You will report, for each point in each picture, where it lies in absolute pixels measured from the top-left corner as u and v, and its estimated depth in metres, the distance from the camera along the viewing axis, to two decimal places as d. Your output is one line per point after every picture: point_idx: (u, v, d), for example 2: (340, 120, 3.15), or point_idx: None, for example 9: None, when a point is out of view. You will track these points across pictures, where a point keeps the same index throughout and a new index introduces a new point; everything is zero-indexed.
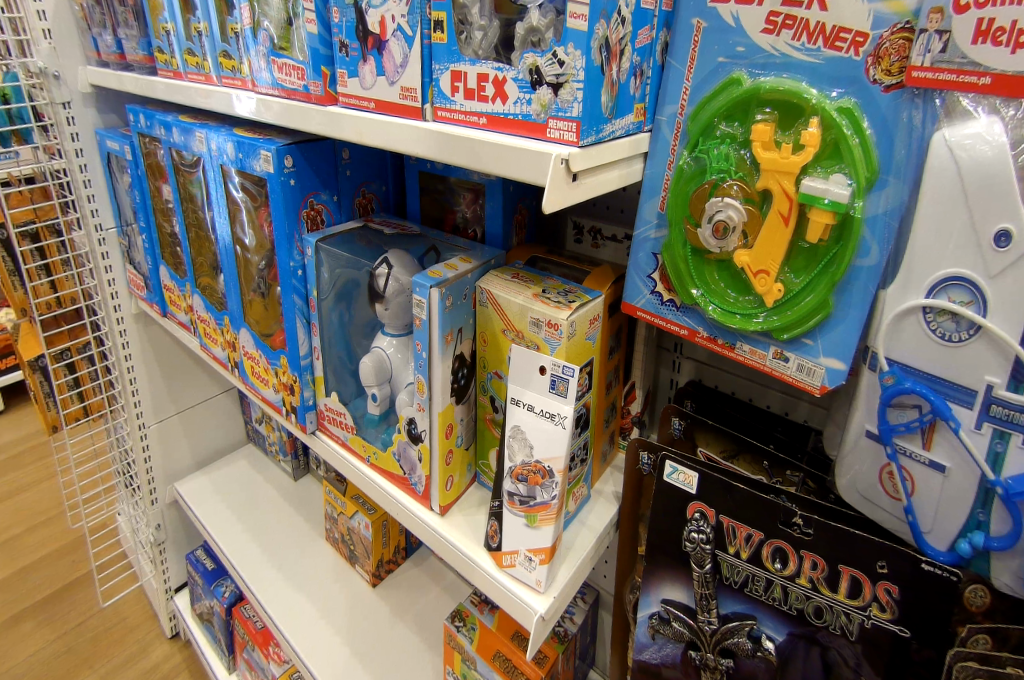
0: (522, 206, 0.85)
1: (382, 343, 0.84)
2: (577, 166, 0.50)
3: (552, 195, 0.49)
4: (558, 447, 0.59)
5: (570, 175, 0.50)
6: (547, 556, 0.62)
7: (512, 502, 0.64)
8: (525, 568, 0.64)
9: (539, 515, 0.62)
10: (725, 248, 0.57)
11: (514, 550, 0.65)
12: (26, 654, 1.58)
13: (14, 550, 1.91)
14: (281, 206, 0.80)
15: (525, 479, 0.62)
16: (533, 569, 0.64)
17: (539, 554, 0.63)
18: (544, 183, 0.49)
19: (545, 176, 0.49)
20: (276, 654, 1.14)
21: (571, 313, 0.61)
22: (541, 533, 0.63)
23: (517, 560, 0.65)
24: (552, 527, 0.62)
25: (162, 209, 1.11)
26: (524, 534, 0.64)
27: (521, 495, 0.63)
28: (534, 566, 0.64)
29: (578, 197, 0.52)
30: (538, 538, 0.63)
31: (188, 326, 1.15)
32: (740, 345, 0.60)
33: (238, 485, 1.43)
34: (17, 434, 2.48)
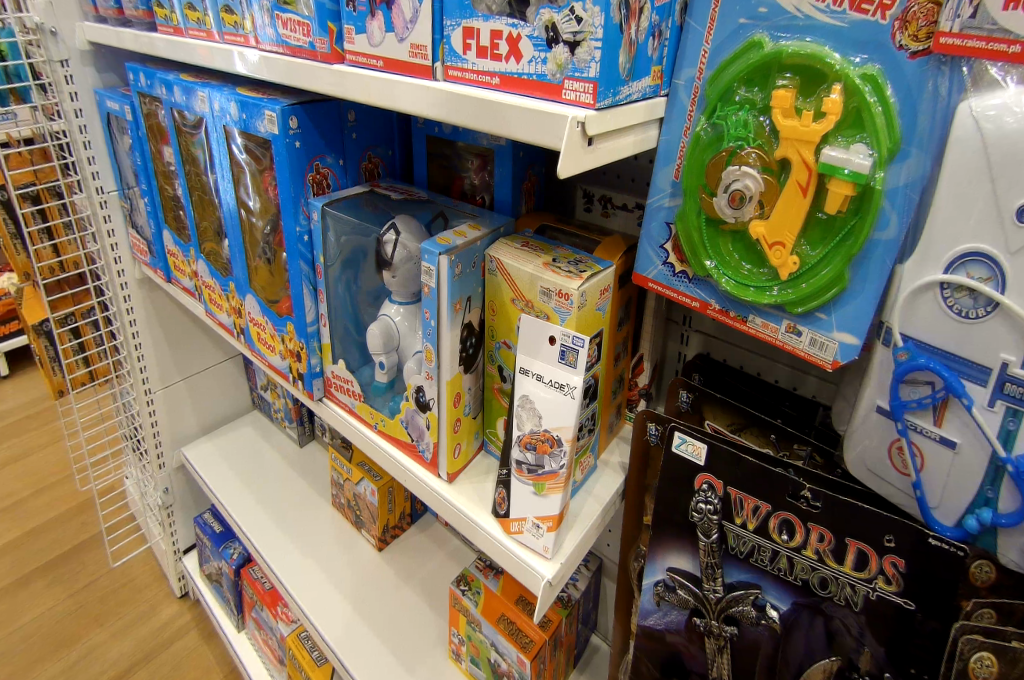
0: (532, 173, 0.83)
1: (389, 310, 0.83)
2: (593, 130, 0.49)
3: (568, 159, 0.47)
4: (567, 417, 0.59)
5: (586, 139, 0.49)
6: (554, 524, 0.63)
7: (521, 470, 0.64)
8: (533, 535, 0.65)
9: (547, 484, 0.62)
10: (740, 218, 0.56)
11: (521, 517, 0.66)
12: (39, 611, 1.62)
13: (24, 511, 1.94)
14: (287, 169, 0.79)
15: (533, 447, 0.62)
16: (541, 536, 0.64)
17: (547, 521, 0.64)
18: (559, 146, 0.48)
19: (560, 140, 0.48)
20: (284, 614, 1.16)
21: (582, 283, 0.61)
22: (549, 501, 0.63)
23: (525, 526, 0.66)
24: (560, 495, 0.62)
25: (164, 172, 1.09)
26: (532, 501, 0.64)
27: (529, 463, 0.63)
28: (541, 534, 0.64)
29: (593, 163, 0.51)
30: (546, 506, 0.63)
31: (193, 291, 1.14)
32: (752, 319, 0.59)
33: (245, 450, 1.44)
34: (21, 399, 2.49)
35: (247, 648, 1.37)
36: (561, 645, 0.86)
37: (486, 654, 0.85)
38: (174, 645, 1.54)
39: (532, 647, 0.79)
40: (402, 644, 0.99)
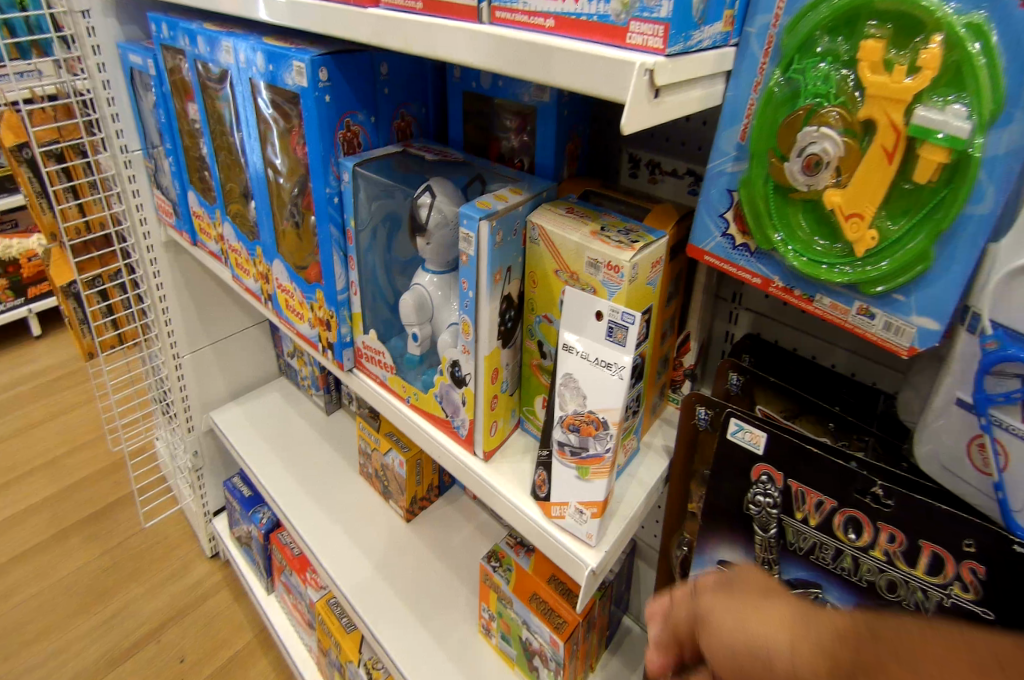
0: (576, 134, 0.78)
1: (422, 279, 0.80)
2: (662, 80, 0.44)
3: (635, 113, 0.43)
4: (614, 398, 0.55)
5: (653, 91, 0.44)
6: (599, 510, 0.60)
7: (563, 452, 0.61)
8: (575, 521, 0.63)
9: (590, 468, 0.60)
10: (814, 186, 0.51)
11: (563, 500, 0.63)
12: (77, 565, 1.67)
13: (59, 468, 1.99)
14: (317, 126, 0.75)
15: (577, 428, 0.59)
16: (584, 522, 0.62)
17: (591, 507, 0.61)
18: (623, 99, 0.43)
19: (625, 91, 0.43)
20: (313, 580, 1.17)
21: (634, 254, 0.56)
22: (594, 485, 0.60)
23: (567, 512, 0.63)
24: (605, 481, 0.59)
25: (189, 131, 1.05)
26: (575, 485, 0.62)
27: (572, 446, 0.60)
28: (584, 521, 0.62)
29: (657, 118, 0.47)
30: (590, 492, 0.61)
31: (219, 255, 1.12)
32: (820, 299, 0.55)
33: (272, 416, 1.44)
34: (53, 360, 2.53)
35: (277, 610, 1.40)
36: (594, 626, 0.85)
37: (517, 631, 0.85)
38: (206, 603, 1.58)
39: (566, 628, 0.77)
40: (431, 616, 0.99)
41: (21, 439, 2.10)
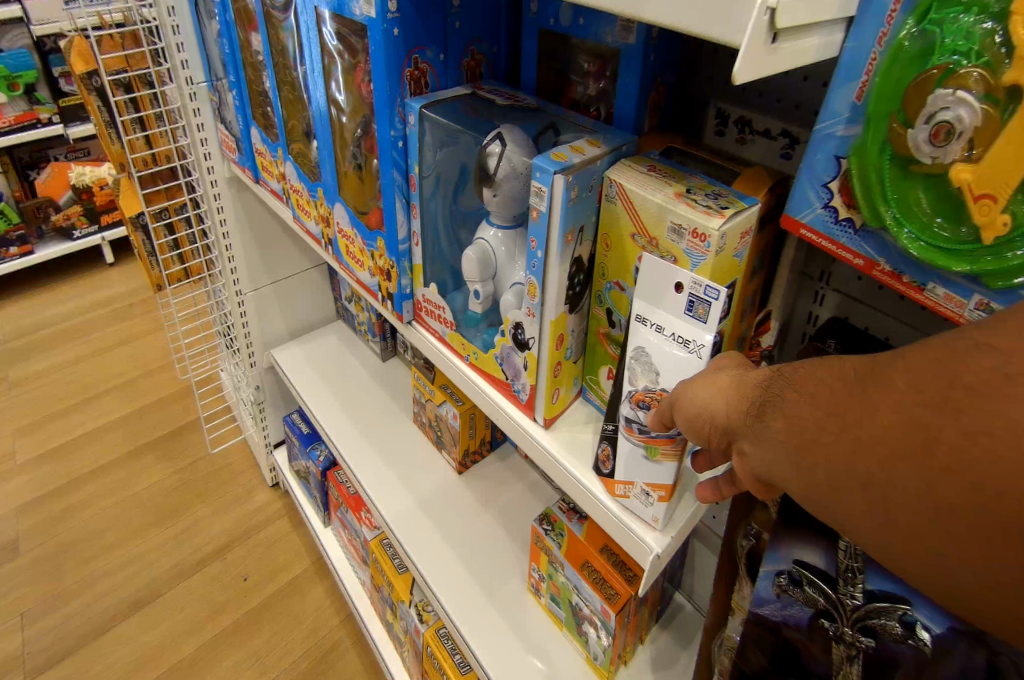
0: (661, 82, 0.71)
1: (486, 234, 0.77)
2: (783, 23, 0.38)
3: (749, 61, 0.37)
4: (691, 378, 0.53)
5: (771, 35, 0.39)
6: (667, 494, 0.59)
7: (631, 430, 0.59)
8: (641, 503, 0.62)
9: (659, 449, 0.58)
10: (939, 158, 0.45)
11: (628, 481, 0.62)
12: (151, 481, 1.81)
13: (133, 390, 2.11)
14: (383, 63, 0.71)
15: (646, 406, 0.57)
16: (650, 505, 0.61)
17: (659, 491, 0.60)
18: (740, 43, 0.38)
19: (741, 34, 0.38)
20: (367, 519, 1.22)
21: (724, 222, 0.52)
22: (662, 468, 0.58)
23: (632, 492, 0.62)
24: (674, 464, 0.57)
25: (253, 64, 1.02)
26: (642, 464, 0.60)
27: (641, 423, 0.58)
28: (651, 504, 0.61)
29: (771, 68, 0.41)
30: (657, 474, 0.59)
31: (281, 194, 1.11)
32: (932, 288, 0.49)
33: (330, 358, 1.47)
34: (124, 287, 2.65)
35: (333, 542, 1.48)
36: (645, 601, 0.86)
37: (567, 594, 0.86)
38: (268, 529, 1.69)
39: (618, 599, 0.78)
40: (480, 567, 1.02)
41: (99, 360, 2.24)
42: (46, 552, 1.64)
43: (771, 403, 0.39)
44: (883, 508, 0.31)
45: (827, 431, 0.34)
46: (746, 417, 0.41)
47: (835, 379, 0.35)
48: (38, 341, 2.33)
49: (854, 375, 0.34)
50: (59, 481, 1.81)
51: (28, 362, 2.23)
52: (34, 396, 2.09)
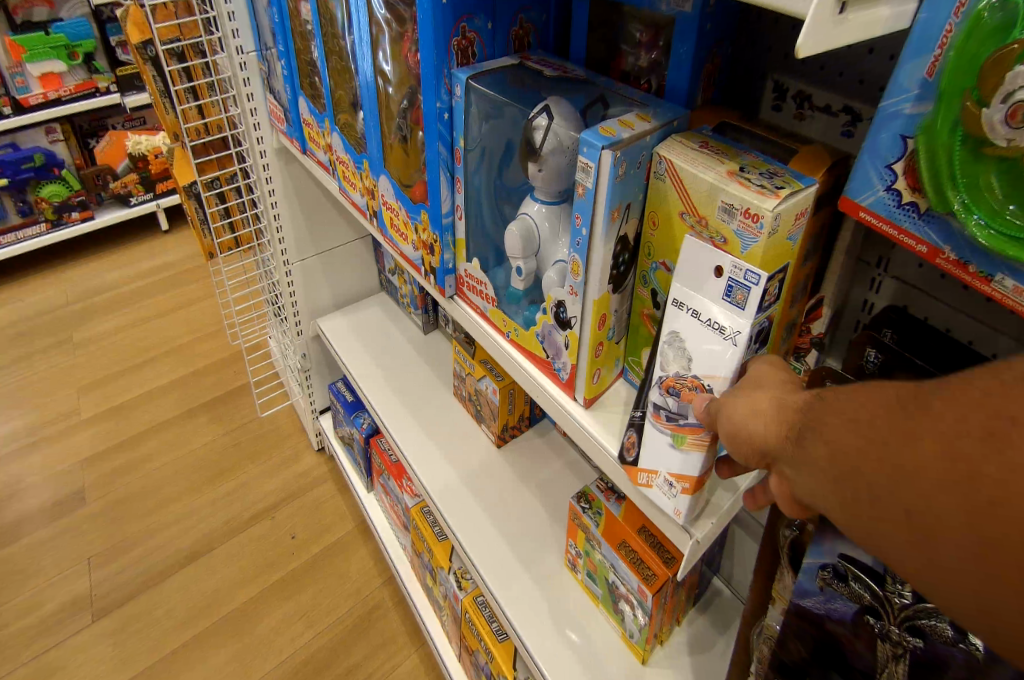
0: (717, 53, 0.68)
1: (530, 210, 0.76)
2: None
3: (815, 32, 0.36)
4: (723, 365, 0.52)
5: (839, 5, 0.37)
6: (691, 487, 0.58)
7: (658, 416, 0.59)
8: (665, 495, 0.61)
9: (687, 439, 0.56)
10: (1016, 141, 0.42)
11: (654, 470, 0.62)
12: (204, 441, 1.90)
13: (188, 353, 2.21)
14: (430, 33, 0.70)
15: (676, 393, 0.56)
16: (672, 496, 0.60)
17: (684, 482, 0.59)
18: (805, 11, 0.36)
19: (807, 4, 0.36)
20: (409, 487, 1.26)
21: (779, 203, 0.50)
22: (688, 460, 0.57)
23: (657, 481, 0.62)
24: (701, 455, 0.56)
25: (302, 33, 1.03)
26: (667, 453, 0.59)
27: (669, 410, 0.57)
28: (674, 497, 0.60)
29: (838, 40, 0.39)
30: (683, 466, 0.58)
31: (327, 165, 1.12)
32: (1000, 279, 0.47)
33: (374, 329, 1.50)
34: (178, 254, 2.75)
35: (376, 508, 1.53)
36: (685, 583, 0.87)
37: (604, 572, 0.88)
38: (313, 491, 1.76)
39: (655, 580, 0.79)
40: (518, 539, 1.04)
41: (156, 324, 2.34)
42: (112, 501, 1.75)
43: (811, 429, 0.38)
44: (924, 536, 0.31)
45: (868, 459, 0.33)
46: (784, 440, 0.41)
47: (875, 402, 0.34)
48: (100, 304, 2.45)
49: (897, 400, 0.33)
50: (121, 437, 1.92)
51: (91, 324, 2.35)
52: (98, 356, 2.21)
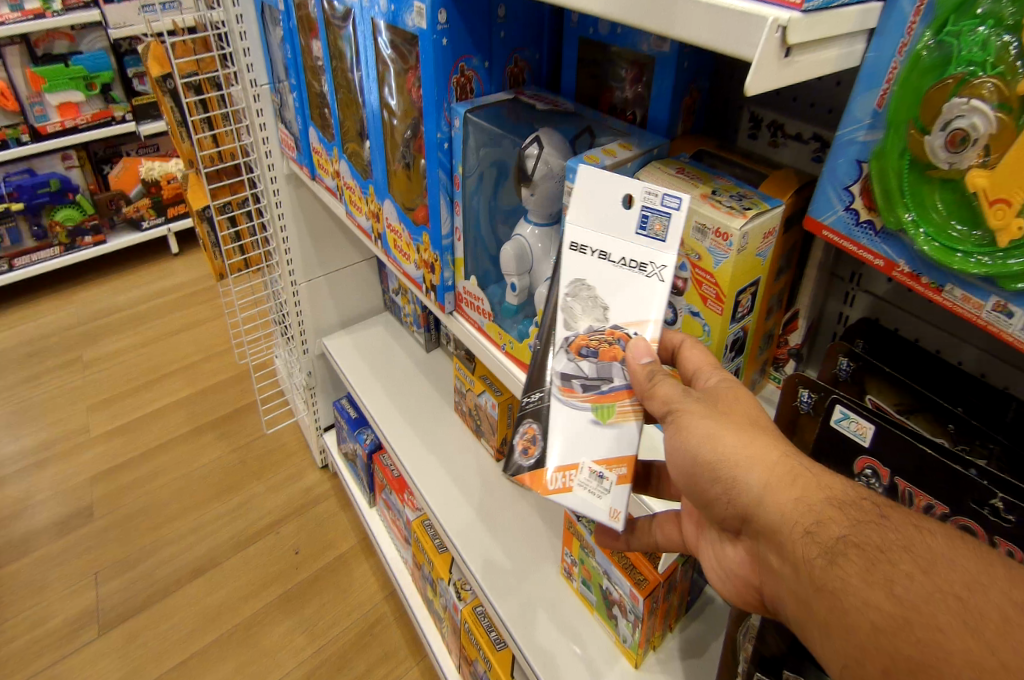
0: (694, 88, 0.75)
1: (524, 230, 0.82)
2: (795, 39, 0.42)
3: (760, 75, 0.42)
4: (649, 308, 0.53)
5: (783, 51, 0.43)
6: (628, 473, 0.55)
7: (572, 390, 0.57)
8: (593, 494, 0.56)
9: (616, 409, 0.56)
10: (956, 164, 0.47)
11: (574, 466, 0.56)
12: (211, 458, 1.94)
13: (196, 372, 2.26)
14: (432, 70, 0.76)
15: (594, 351, 0.56)
16: (605, 492, 0.56)
17: (618, 469, 0.55)
18: (751, 55, 0.42)
19: (753, 49, 0.42)
20: (409, 501, 1.29)
21: (746, 222, 0.55)
22: (619, 437, 0.56)
23: (579, 479, 0.56)
24: (633, 421, 0.56)
25: (313, 69, 1.10)
26: (592, 437, 0.56)
27: (586, 373, 0.57)
28: (607, 491, 0.55)
29: (786, 80, 0.45)
30: (615, 447, 0.56)
31: (335, 191, 1.19)
32: (951, 289, 0.51)
33: (377, 348, 1.55)
34: (188, 276, 2.82)
35: (378, 524, 1.56)
36: (674, 589, 0.88)
37: (598, 578, 0.91)
38: (317, 507, 1.79)
39: (646, 585, 0.82)
40: (517, 551, 1.07)
41: (165, 343, 2.40)
42: (119, 517, 1.78)
43: (858, 551, 0.41)
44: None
45: (924, 613, 0.36)
46: (809, 548, 0.43)
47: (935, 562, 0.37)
48: (110, 324, 2.51)
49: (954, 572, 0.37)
50: (130, 453, 1.96)
51: (102, 343, 2.41)
52: (108, 375, 2.26)
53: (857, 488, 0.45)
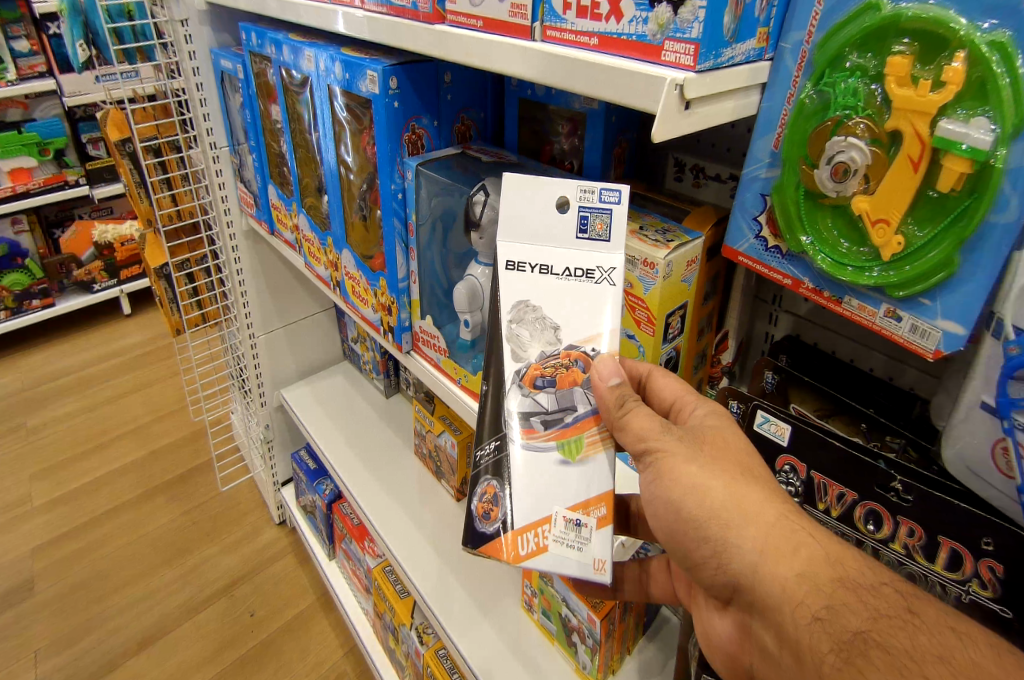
0: (623, 139, 0.83)
1: (474, 271, 0.87)
2: (691, 94, 0.49)
3: (664, 124, 0.49)
4: (600, 321, 0.59)
5: (683, 103, 0.49)
6: (609, 514, 0.57)
7: (533, 430, 0.59)
8: (572, 547, 0.57)
9: (584, 441, 0.58)
10: (842, 192, 0.54)
11: (546, 521, 0.58)
12: (162, 522, 1.85)
13: (147, 433, 2.19)
14: (384, 128, 0.83)
15: (552, 379, 0.59)
16: (585, 535, 0.57)
17: (597, 512, 0.57)
18: (655, 110, 0.49)
19: (657, 103, 0.49)
20: (371, 548, 1.27)
21: (669, 253, 0.61)
22: (590, 473, 0.58)
23: (554, 535, 0.58)
24: (601, 454, 0.58)
25: (271, 130, 1.16)
26: (565, 482, 0.58)
27: (548, 405, 0.59)
28: (587, 540, 0.57)
29: (690, 128, 0.52)
30: (587, 490, 0.58)
31: (294, 243, 1.22)
32: (849, 300, 0.57)
33: (337, 397, 1.55)
34: (141, 336, 2.77)
35: (338, 576, 1.51)
36: (631, 610, 0.89)
37: (557, 607, 0.91)
38: (274, 566, 1.72)
39: (603, 607, 0.82)
40: (479, 589, 1.06)
41: (114, 405, 2.32)
42: (60, 591, 1.67)
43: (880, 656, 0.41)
44: None
45: None
46: (823, 641, 0.44)
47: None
48: (56, 388, 2.43)
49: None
50: (74, 522, 1.86)
51: (47, 409, 2.32)
52: (53, 441, 2.16)
53: (875, 572, 0.45)
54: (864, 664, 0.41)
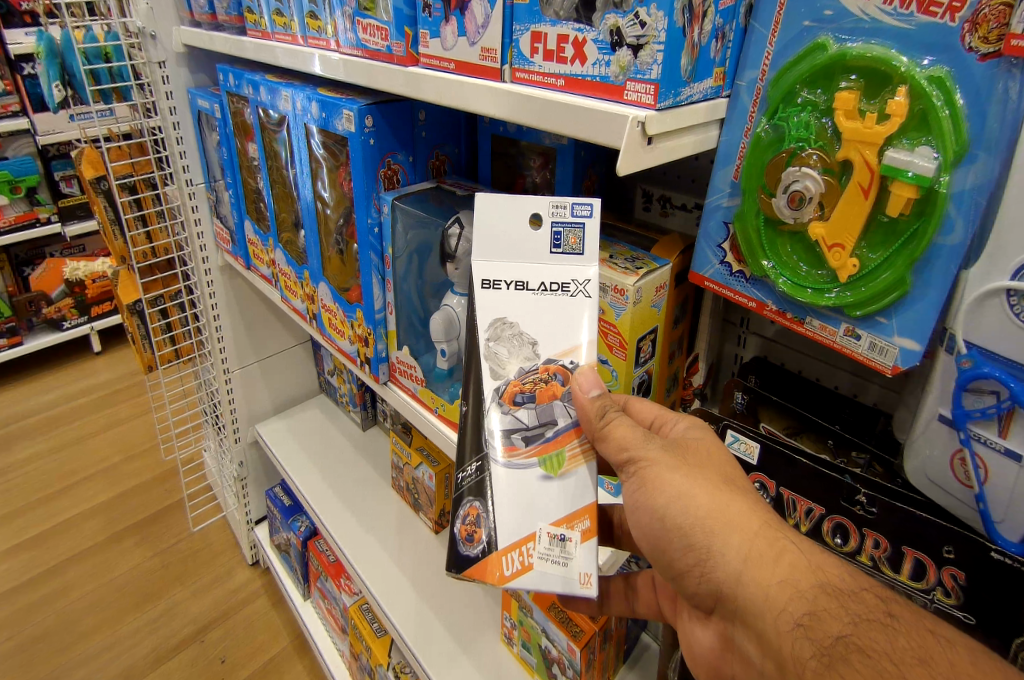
0: (593, 172, 0.86)
1: (451, 301, 0.87)
2: (654, 130, 0.52)
3: (628, 158, 0.51)
4: (579, 331, 0.58)
5: (645, 138, 0.52)
6: (592, 524, 0.57)
7: (514, 447, 0.58)
8: (557, 563, 0.56)
9: (565, 455, 0.58)
10: (799, 218, 0.56)
11: (530, 539, 0.57)
12: (129, 566, 1.78)
13: (115, 475, 2.12)
14: (360, 163, 0.84)
15: (531, 393, 0.58)
16: (569, 550, 0.56)
17: (581, 526, 0.57)
18: (619, 144, 0.51)
19: (620, 139, 0.51)
20: (347, 586, 1.24)
21: (638, 279, 0.63)
22: (572, 486, 0.57)
23: (539, 552, 0.56)
24: (583, 467, 0.58)
25: (248, 167, 1.17)
26: (547, 495, 0.57)
27: (528, 420, 0.58)
28: (572, 554, 0.56)
29: (654, 161, 0.54)
30: (571, 503, 0.57)
31: (270, 278, 1.23)
32: (810, 320, 0.59)
33: (313, 431, 1.53)
34: (111, 374, 2.70)
35: (312, 617, 1.46)
36: (611, 638, 0.88)
37: (537, 639, 0.89)
38: (246, 608, 1.66)
39: (583, 635, 0.81)
40: (458, 623, 1.03)
41: (81, 446, 2.25)
42: (17, 643, 1.58)
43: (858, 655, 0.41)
44: None
45: None
46: (805, 646, 0.44)
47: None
48: (20, 430, 2.34)
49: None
50: (35, 570, 1.78)
51: (9, 451, 2.23)
52: (15, 485, 2.08)
53: (853, 576, 0.46)
54: (846, 668, 0.41)
